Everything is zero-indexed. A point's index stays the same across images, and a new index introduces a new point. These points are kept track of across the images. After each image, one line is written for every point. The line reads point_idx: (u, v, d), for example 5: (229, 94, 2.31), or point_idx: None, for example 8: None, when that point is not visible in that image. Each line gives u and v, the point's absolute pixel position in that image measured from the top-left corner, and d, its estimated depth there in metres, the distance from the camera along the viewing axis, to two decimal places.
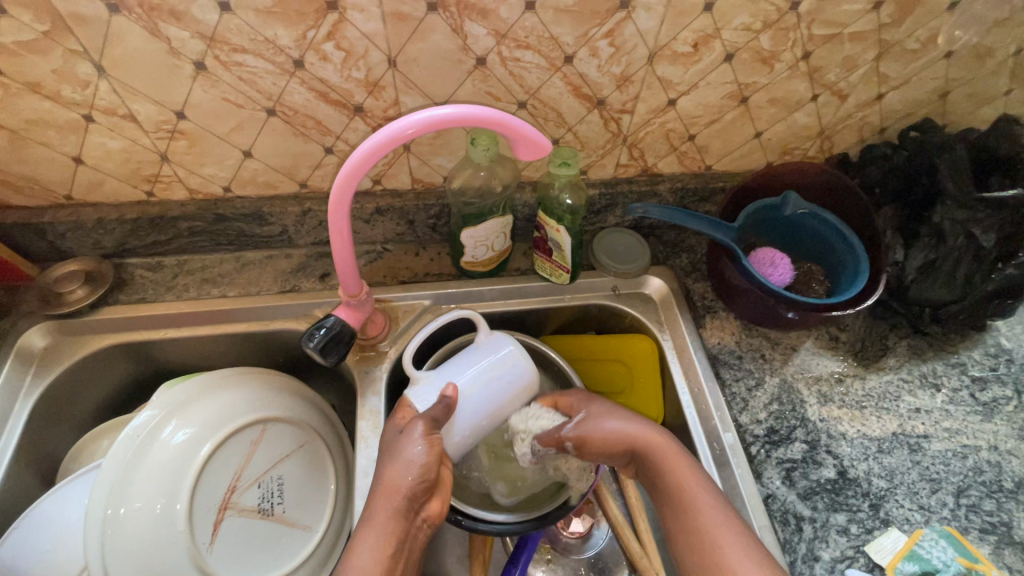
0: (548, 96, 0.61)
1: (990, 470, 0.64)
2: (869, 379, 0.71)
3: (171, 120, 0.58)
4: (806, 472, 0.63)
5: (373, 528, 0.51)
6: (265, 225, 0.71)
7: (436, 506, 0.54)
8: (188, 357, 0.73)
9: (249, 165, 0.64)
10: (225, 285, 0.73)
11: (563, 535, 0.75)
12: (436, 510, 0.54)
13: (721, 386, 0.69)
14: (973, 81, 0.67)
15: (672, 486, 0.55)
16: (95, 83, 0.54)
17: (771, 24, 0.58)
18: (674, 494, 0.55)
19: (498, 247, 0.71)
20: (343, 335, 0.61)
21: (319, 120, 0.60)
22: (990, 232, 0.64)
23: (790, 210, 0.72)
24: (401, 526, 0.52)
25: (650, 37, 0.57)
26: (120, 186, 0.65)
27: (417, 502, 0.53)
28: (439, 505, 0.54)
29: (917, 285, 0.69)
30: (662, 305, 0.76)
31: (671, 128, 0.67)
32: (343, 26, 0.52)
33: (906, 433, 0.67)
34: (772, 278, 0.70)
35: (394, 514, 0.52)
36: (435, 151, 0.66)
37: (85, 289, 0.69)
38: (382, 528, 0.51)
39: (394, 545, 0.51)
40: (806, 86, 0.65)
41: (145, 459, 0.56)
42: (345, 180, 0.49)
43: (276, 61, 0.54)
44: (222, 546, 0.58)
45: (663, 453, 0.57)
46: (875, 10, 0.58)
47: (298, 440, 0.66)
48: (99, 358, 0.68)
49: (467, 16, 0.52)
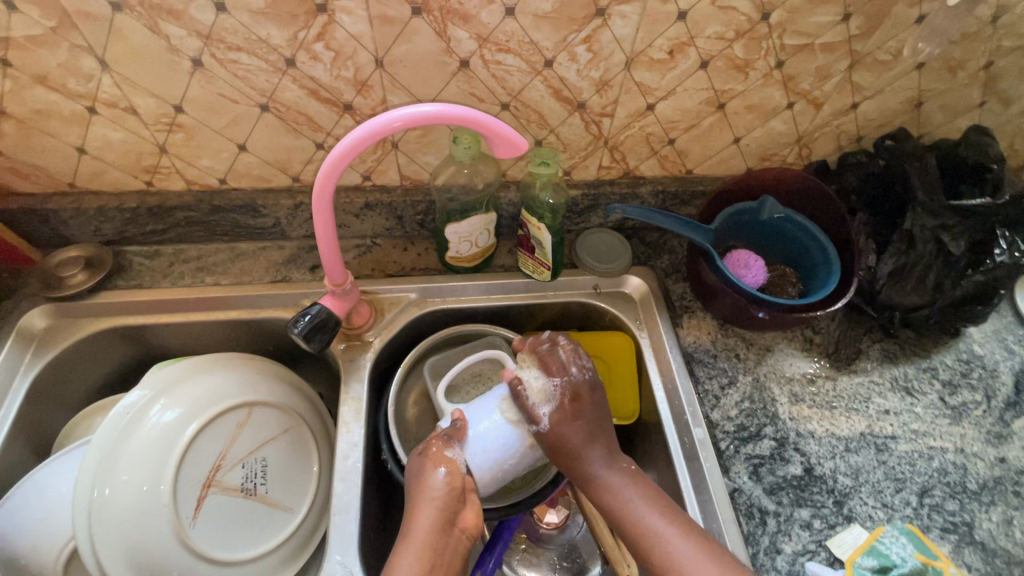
0: (530, 98, 0.64)
1: (954, 471, 0.66)
2: (840, 380, 0.72)
3: (169, 113, 0.61)
4: (773, 468, 0.65)
5: (413, 542, 0.54)
6: (259, 217, 0.74)
7: (470, 516, 0.56)
8: (182, 342, 0.75)
9: (244, 158, 0.67)
10: (219, 274, 0.76)
11: (539, 526, 0.76)
12: (471, 520, 0.56)
13: (694, 383, 0.71)
14: (946, 92, 0.69)
15: (631, 522, 0.56)
16: (98, 77, 0.57)
17: (744, 33, 0.60)
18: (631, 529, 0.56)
19: (482, 243, 0.73)
20: (329, 323, 0.64)
21: (310, 117, 0.63)
22: (959, 239, 0.66)
23: (767, 214, 0.74)
24: (440, 543, 0.54)
25: (627, 43, 0.59)
26: (121, 175, 0.68)
27: (450, 518, 0.55)
28: (474, 518, 0.57)
29: (888, 290, 0.71)
30: (641, 304, 0.79)
31: (651, 131, 0.69)
32: (332, 28, 0.55)
33: (874, 433, 0.68)
34: (746, 279, 0.72)
35: (431, 530, 0.54)
36: (422, 149, 0.69)
37: (85, 273, 0.72)
38: (419, 543, 0.54)
39: (431, 558, 0.53)
40: (782, 94, 0.67)
41: (134, 435, 0.59)
42: (332, 165, 0.52)
43: (268, 60, 0.57)
44: (205, 522, 0.60)
45: (615, 494, 0.58)
46: (845, 21, 0.60)
47: (283, 425, 0.68)
48: (96, 339, 0.71)
49: (450, 20, 0.55)
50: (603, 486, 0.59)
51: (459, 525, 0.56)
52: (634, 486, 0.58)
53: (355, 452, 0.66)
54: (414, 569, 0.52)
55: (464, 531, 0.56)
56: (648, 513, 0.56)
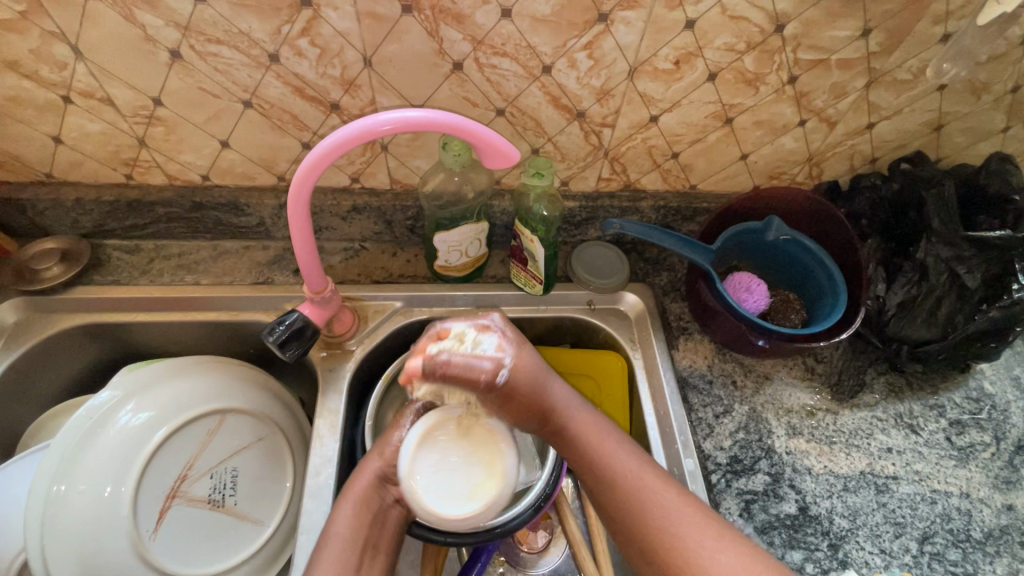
0: (527, 105, 0.60)
1: (958, 518, 0.62)
2: (842, 414, 0.69)
3: (148, 106, 0.59)
4: (766, 505, 0.62)
5: (354, 492, 0.57)
6: (242, 216, 0.71)
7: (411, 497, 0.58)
8: (158, 342, 0.73)
9: (227, 155, 0.64)
10: (199, 273, 0.73)
11: (519, 550, 0.73)
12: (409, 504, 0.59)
13: (687, 410, 0.68)
14: (968, 116, 0.65)
15: (602, 478, 0.54)
16: (72, 65, 0.55)
17: (755, 46, 0.57)
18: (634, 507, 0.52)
19: (472, 253, 0.70)
20: (306, 331, 0.61)
21: (295, 115, 0.60)
22: (975, 272, 0.63)
23: (773, 235, 0.70)
24: (377, 504, 0.57)
25: (630, 51, 0.56)
26: (99, 167, 0.66)
27: (389, 486, 0.59)
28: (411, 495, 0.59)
29: (896, 321, 0.67)
30: (636, 323, 0.75)
31: (654, 144, 0.66)
32: (317, 23, 0.52)
33: (875, 473, 0.65)
34: (747, 303, 0.69)
35: (371, 487, 0.58)
36: (413, 153, 0.66)
37: (61, 267, 0.70)
38: (354, 496, 0.56)
39: (366, 513, 0.56)
40: (793, 111, 0.63)
41: (97, 440, 0.56)
42: (307, 172, 0.49)
43: (250, 54, 0.54)
44: (165, 534, 0.57)
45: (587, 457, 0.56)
46: (864, 37, 0.57)
47: (257, 433, 0.65)
48: (67, 336, 0.69)
49: (442, 20, 0.52)
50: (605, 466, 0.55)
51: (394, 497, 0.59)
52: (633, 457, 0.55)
53: (328, 467, 0.64)
54: (353, 520, 0.55)
55: (398, 504, 0.58)
56: (649, 480, 0.53)
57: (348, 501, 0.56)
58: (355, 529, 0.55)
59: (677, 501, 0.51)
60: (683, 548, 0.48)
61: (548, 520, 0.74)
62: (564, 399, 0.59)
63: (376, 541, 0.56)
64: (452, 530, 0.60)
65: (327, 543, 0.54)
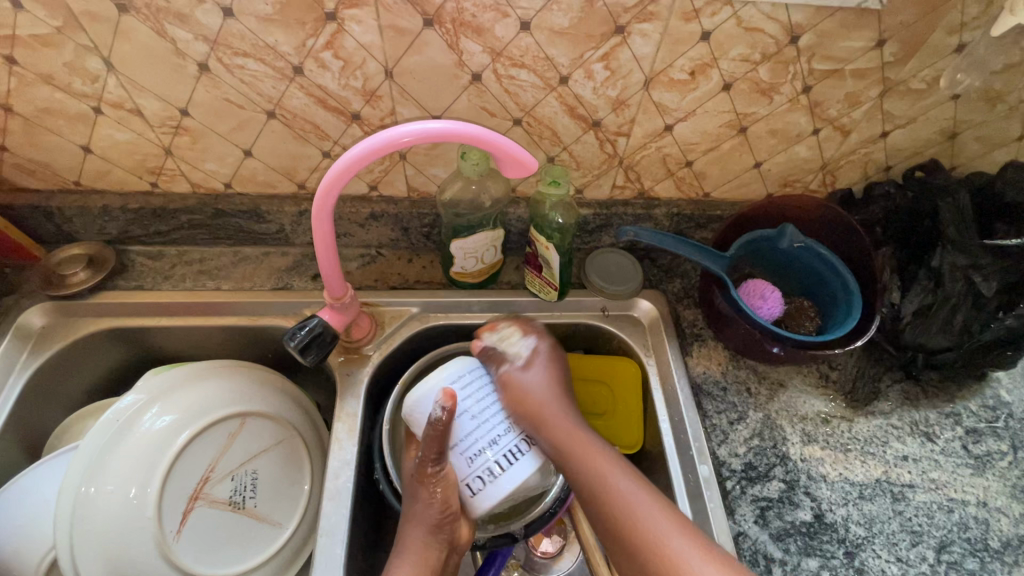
0: (544, 114, 0.61)
1: (976, 527, 0.62)
2: (857, 422, 0.69)
3: (175, 116, 0.60)
4: (781, 512, 0.62)
5: (410, 564, 0.54)
6: (263, 223, 0.73)
7: (465, 532, 0.56)
8: (180, 346, 0.74)
9: (249, 163, 0.66)
10: (220, 278, 0.75)
11: (533, 555, 0.73)
12: (465, 535, 0.56)
13: (701, 416, 0.68)
14: (983, 124, 0.65)
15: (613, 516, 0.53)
16: (104, 78, 0.56)
17: (770, 56, 0.57)
18: (632, 529, 0.52)
19: (488, 260, 0.71)
20: (326, 337, 0.62)
21: (317, 125, 0.61)
22: (991, 280, 0.63)
23: (786, 243, 0.70)
24: (433, 561, 0.54)
25: (646, 62, 0.57)
26: (126, 176, 0.67)
27: (444, 533, 0.55)
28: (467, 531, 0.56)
29: (911, 329, 0.67)
30: (649, 329, 0.76)
31: (668, 153, 0.67)
32: (341, 36, 0.53)
33: (891, 481, 0.65)
34: (761, 310, 0.69)
35: (424, 546, 0.54)
36: (431, 162, 0.67)
37: (87, 272, 0.72)
38: (416, 556, 0.54)
39: (431, 570, 0.54)
40: (807, 119, 0.64)
41: (124, 442, 0.57)
42: (331, 182, 0.50)
43: (276, 67, 0.56)
44: (189, 536, 0.59)
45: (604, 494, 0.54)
46: (878, 47, 0.57)
47: (277, 437, 0.66)
48: (93, 340, 0.70)
49: (463, 33, 0.53)
50: (601, 488, 0.54)
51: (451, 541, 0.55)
52: (625, 476, 0.55)
53: (346, 471, 0.65)
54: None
55: (456, 550, 0.55)
56: (653, 511, 0.52)
57: (406, 574, 0.53)
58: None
59: (666, 519, 0.52)
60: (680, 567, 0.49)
61: (561, 526, 0.74)
62: (557, 422, 0.57)
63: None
64: (469, 534, 0.62)
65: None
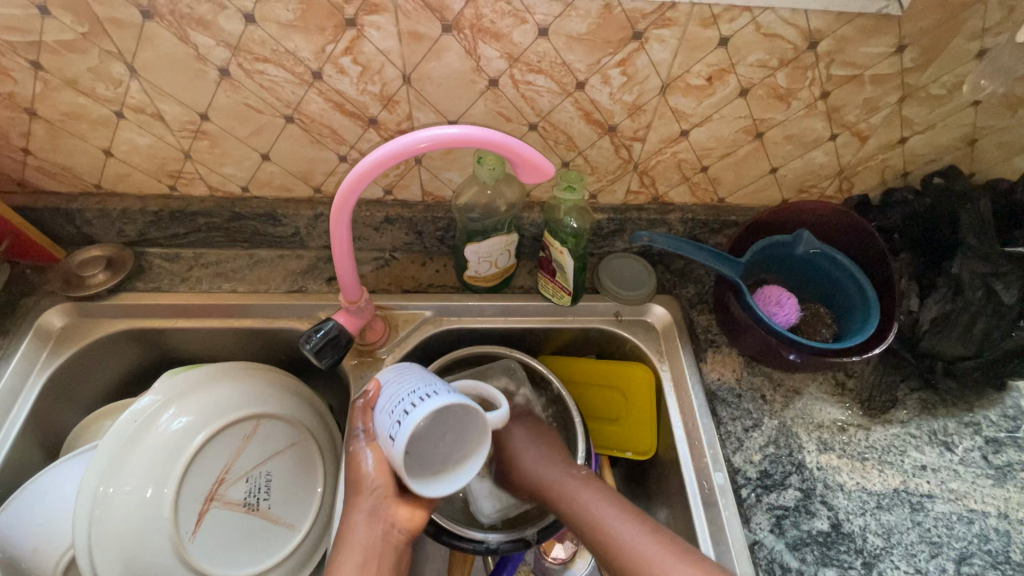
0: (559, 119, 0.62)
1: (997, 539, 0.61)
2: (874, 430, 0.68)
3: (195, 121, 0.61)
4: (797, 521, 0.61)
5: (351, 544, 0.54)
6: (279, 226, 0.73)
7: (404, 511, 0.56)
8: (195, 347, 0.75)
9: (267, 167, 0.66)
10: (236, 281, 0.75)
11: (545, 560, 0.73)
12: (406, 515, 0.56)
13: (716, 424, 0.68)
14: (1004, 130, 0.65)
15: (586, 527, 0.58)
16: (127, 82, 0.57)
17: (788, 62, 0.57)
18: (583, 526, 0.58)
19: (502, 264, 0.71)
20: (341, 339, 0.63)
21: (333, 130, 0.62)
22: (1012, 287, 0.62)
23: (802, 248, 0.70)
24: (375, 540, 0.55)
25: (663, 68, 0.57)
26: (146, 179, 0.68)
27: (381, 516, 0.55)
28: (408, 512, 0.56)
29: (931, 336, 0.66)
30: (663, 335, 0.75)
31: (683, 158, 0.67)
32: (360, 42, 0.54)
33: (909, 491, 0.64)
34: (777, 317, 0.69)
35: (366, 526, 0.55)
36: (445, 166, 0.67)
37: (106, 274, 0.73)
38: (356, 540, 0.54)
39: (371, 557, 0.54)
40: (824, 125, 0.64)
41: (141, 443, 0.58)
42: (350, 187, 0.50)
43: (295, 71, 0.56)
44: (204, 537, 0.59)
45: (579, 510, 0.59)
46: (898, 53, 0.57)
47: (291, 439, 0.67)
48: (111, 340, 0.71)
49: (481, 39, 0.54)
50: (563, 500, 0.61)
51: (393, 521, 0.55)
52: (599, 498, 0.59)
53: None
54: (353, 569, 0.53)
55: (398, 527, 0.55)
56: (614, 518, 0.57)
57: (349, 555, 0.54)
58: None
59: (643, 531, 0.56)
60: (657, 571, 0.52)
61: (574, 531, 0.74)
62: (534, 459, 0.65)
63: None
64: (482, 538, 0.62)
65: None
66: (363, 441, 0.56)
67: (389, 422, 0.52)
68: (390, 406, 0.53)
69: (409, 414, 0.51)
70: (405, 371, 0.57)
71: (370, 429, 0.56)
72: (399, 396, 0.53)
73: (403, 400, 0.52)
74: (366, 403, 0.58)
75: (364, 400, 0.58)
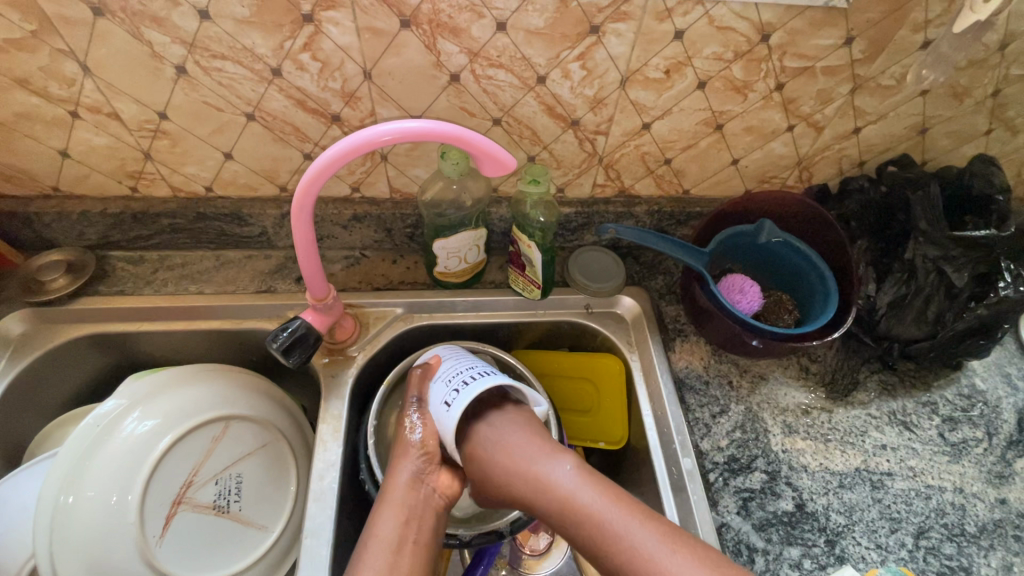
0: (523, 114, 0.62)
1: (953, 512, 0.64)
2: (836, 412, 0.70)
3: (153, 120, 0.60)
4: (763, 502, 0.63)
5: (394, 498, 0.55)
6: (245, 226, 0.73)
7: (445, 478, 0.58)
8: (162, 351, 0.74)
9: (230, 166, 0.66)
10: (203, 282, 0.74)
11: (522, 553, 0.74)
12: (445, 482, 0.58)
13: (684, 411, 0.69)
14: (951, 119, 0.67)
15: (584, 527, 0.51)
16: (80, 81, 0.56)
17: (743, 55, 0.58)
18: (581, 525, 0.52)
19: (471, 259, 0.72)
20: (309, 338, 0.62)
21: (296, 127, 0.62)
22: (962, 271, 0.64)
23: (764, 237, 0.71)
24: (415, 501, 0.55)
25: (622, 61, 0.58)
26: (105, 180, 0.67)
27: (425, 480, 0.57)
28: (447, 480, 0.59)
29: (887, 320, 0.69)
30: (633, 325, 0.76)
31: (647, 151, 0.68)
32: (319, 38, 0.54)
33: (870, 469, 0.66)
34: (741, 304, 0.70)
35: (409, 487, 0.56)
36: (412, 162, 0.68)
37: (66, 278, 0.71)
38: (399, 498, 0.55)
39: (413, 517, 0.54)
40: (781, 116, 0.65)
41: (104, 448, 0.57)
42: (310, 182, 0.50)
43: (254, 69, 0.56)
44: (172, 540, 0.58)
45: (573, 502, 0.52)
46: (847, 45, 0.58)
47: (261, 440, 0.66)
48: (73, 346, 0.70)
49: (439, 34, 0.54)
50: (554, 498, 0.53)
51: (433, 484, 0.57)
52: (578, 487, 0.53)
53: (331, 473, 0.64)
54: (395, 523, 0.54)
55: (439, 490, 0.57)
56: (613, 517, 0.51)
57: (391, 509, 0.54)
58: (399, 535, 0.53)
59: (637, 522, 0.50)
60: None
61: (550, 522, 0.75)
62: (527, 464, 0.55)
63: (421, 543, 0.54)
64: (453, 533, 0.62)
65: (371, 551, 0.52)
66: (417, 411, 0.58)
67: (446, 390, 0.56)
68: (450, 377, 0.57)
69: (473, 380, 0.55)
70: (457, 351, 0.61)
71: (425, 399, 0.58)
72: (453, 368, 0.58)
73: (461, 371, 0.57)
74: (422, 375, 0.59)
75: (419, 370, 0.60)
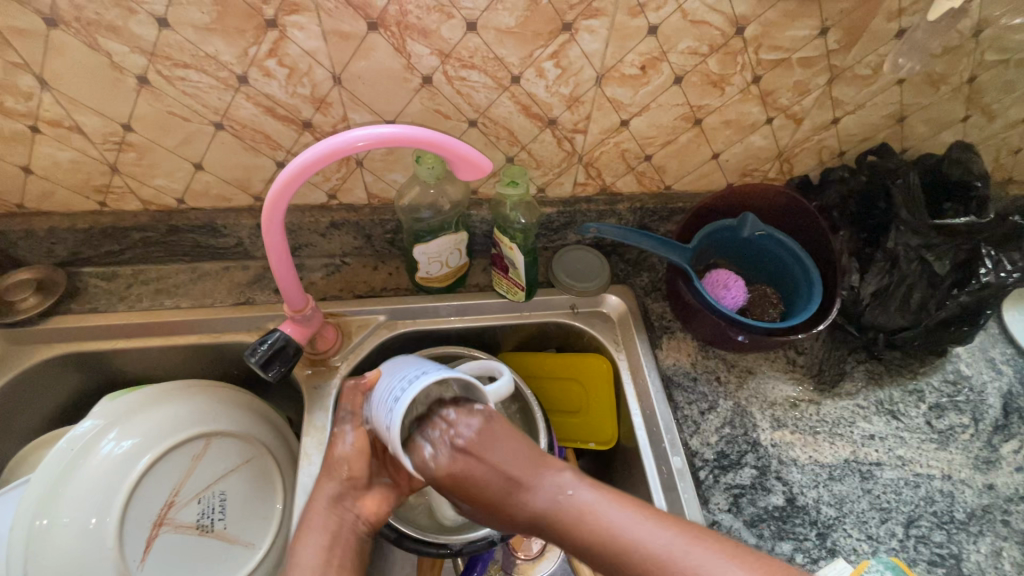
0: (498, 115, 0.61)
1: (942, 500, 0.64)
2: (825, 404, 0.70)
3: (118, 132, 0.59)
4: (754, 498, 0.62)
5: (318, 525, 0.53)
6: (220, 237, 0.71)
7: (370, 503, 0.56)
8: (139, 368, 0.72)
9: (201, 177, 0.64)
10: (179, 296, 0.72)
11: (516, 558, 0.73)
12: (371, 508, 0.56)
13: (673, 408, 0.69)
14: (929, 106, 0.67)
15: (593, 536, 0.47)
16: (38, 95, 0.54)
17: (718, 48, 0.58)
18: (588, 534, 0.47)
19: (453, 264, 0.71)
20: (288, 350, 0.61)
21: (267, 135, 0.60)
22: (943, 259, 0.65)
23: (747, 232, 0.71)
24: (338, 525, 0.54)
25: (596, 58, 0.57)
26: (72, 196, 0.65)
27: (347, 502, 0.55)
28: (374, 504, 0.57)
29: (871, 310, 0.69)
30: (619, 324, 0.76)
31: (626, 148, 0.67)
32: (284, 43, 0.52)
33: (859, 460, 0.66)
34: (725, 300, 0.70)
35: (329, 511, 0.54)
36: (389, 167, 0.66)
37: (36, 297, 0.69)
38: (321, 523, 0.53)
39: (334, 540, 0.53)
40: (760, 109, 0.65)
41: (79, 471, 0.55)
42: (279, 192, 0.49)
43: (219, 77, 0.54)
44: (153, 564, 0.57)
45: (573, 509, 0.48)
46: (822, 35, 0.58)
47: (245, 455, 0.65)
48: (45, 367, 0.68)
49: (409, 36, 0.53)
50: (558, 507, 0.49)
51: (356, 507, 0.55)
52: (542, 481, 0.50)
53: None
54: (317, 550, 0.52)
55: (362, 515, 0.55)
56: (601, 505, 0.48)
57: (315, 536, 0.53)
58: (320, 560, 0.51)
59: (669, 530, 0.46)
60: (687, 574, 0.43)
61: None
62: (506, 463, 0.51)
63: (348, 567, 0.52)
64: (446, 543, 0.61)
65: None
66: (347, 422, 0.57)
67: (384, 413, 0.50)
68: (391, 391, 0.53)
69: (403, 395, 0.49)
70: (396, 363, 0.55)
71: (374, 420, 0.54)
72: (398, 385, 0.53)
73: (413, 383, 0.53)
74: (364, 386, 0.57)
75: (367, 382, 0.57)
